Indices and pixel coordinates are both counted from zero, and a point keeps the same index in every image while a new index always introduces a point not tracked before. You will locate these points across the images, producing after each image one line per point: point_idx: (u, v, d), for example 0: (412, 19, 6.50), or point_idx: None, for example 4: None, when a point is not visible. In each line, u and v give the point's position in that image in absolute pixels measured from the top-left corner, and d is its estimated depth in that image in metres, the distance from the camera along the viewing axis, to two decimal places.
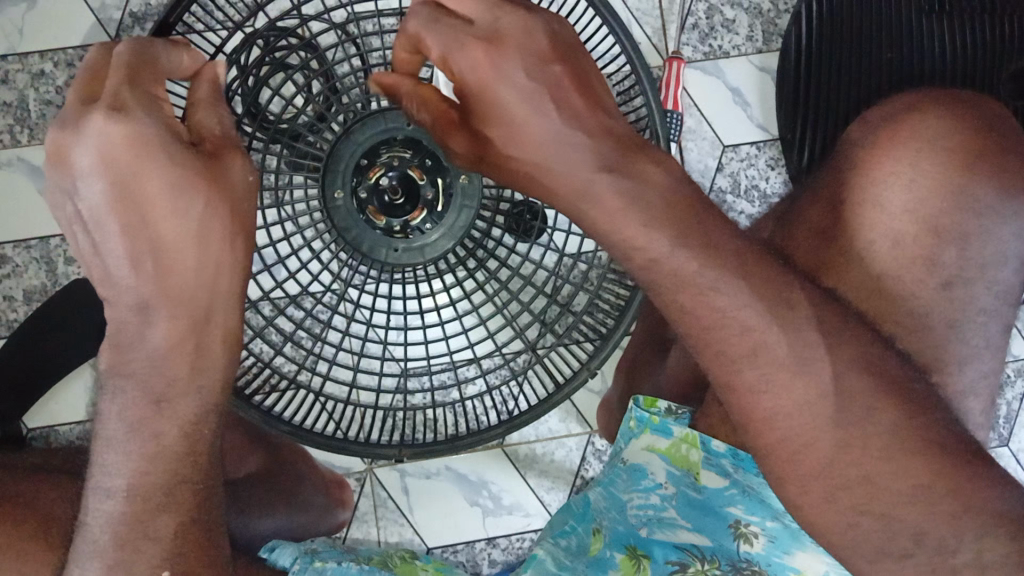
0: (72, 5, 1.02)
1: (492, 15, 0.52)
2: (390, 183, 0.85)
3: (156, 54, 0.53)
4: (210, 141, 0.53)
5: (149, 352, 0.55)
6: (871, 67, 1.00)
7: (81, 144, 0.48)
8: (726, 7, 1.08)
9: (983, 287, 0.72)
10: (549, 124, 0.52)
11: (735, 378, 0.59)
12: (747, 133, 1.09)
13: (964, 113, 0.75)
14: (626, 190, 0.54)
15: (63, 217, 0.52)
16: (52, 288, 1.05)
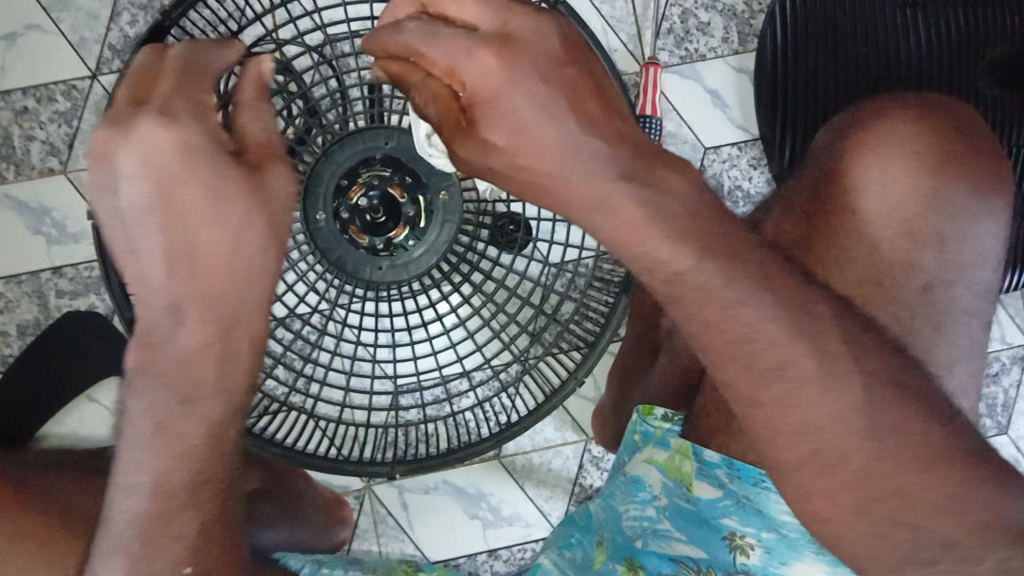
0: (51, 39, 1.02)
1: (500, 19, 0.50)
2: (371, 202, 0.85)
3: (205, 57, 0.54)
4: (253, 149, 0.53)
5: (175, 359, 0.53)
6: (850, 61, 0.99)
7: (127, 146, 0.48)
8: (701, 10, 1.09)
9: (963, 287, 0.73)
10: (569, 131, 0.49)
11: (762, 392, 0.56)
12: (727, 134, 1.11)
13: (930, 116, 0.76)
14: (649, 202, 0.51)
15: (102, 215, 0.51)
16: (46, 322, 1.04)
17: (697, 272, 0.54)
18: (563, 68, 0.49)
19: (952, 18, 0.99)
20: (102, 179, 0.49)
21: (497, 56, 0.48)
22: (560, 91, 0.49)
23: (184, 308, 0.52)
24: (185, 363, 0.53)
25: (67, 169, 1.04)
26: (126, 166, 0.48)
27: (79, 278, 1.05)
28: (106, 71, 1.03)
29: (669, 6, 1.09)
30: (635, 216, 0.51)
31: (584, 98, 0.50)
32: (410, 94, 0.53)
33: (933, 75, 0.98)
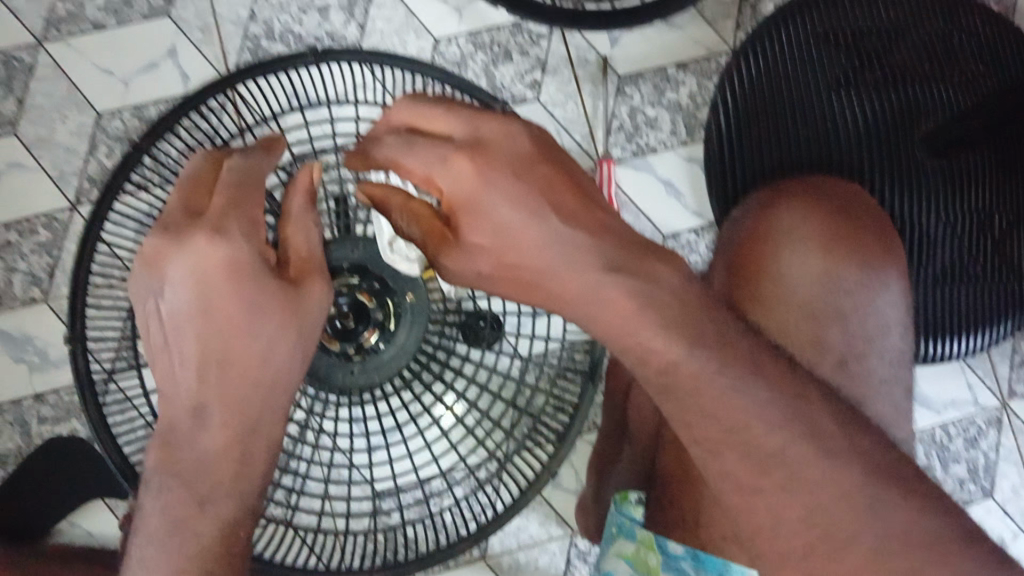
0: (34, 177, 1.09)
1: (472, 127, 0.59)
2: (340, 309, 0.85)
3: (259, 172, 0.64)
4: (294, 260, 0.63)
5: (197, 453, 0.60)
6: (790, 139, 1.04)
7: (174, 253, 0.58)
8: (648, 106, 1.17)
9: (875, 358, 0.78)
10: (550, 227, 0.57)
11: (767, 476, 0.60)
12: (684, 220, 1.16)
13: (815, 198, 0.81)
14: (637, 290, 0.58)
15: (141, 312, 0.61)
16: (27, 451, 1.05)
17: (686, 362, 0.59)
18: (536, 166, 0.59)
19: (885, 94, 1.04)
20: (150, 284, 0.59)
21: (472, 161, 0.57)
22: (540, 184, 0.58)
23: (207, 407, 0.59)
24: (206, 464, 0.60)
25: (49, 299, 1.07)
26: (172, 272, 0.58)
27: (61, 402, 1.06)
28: (86, 201, 1.09)
29: (618, 105, 1.17)
30: (626, 302, 0.57)
31: (561, 192, 0.59)
32: (390, 215, 0.61)
33: (873, 148, 1.02)
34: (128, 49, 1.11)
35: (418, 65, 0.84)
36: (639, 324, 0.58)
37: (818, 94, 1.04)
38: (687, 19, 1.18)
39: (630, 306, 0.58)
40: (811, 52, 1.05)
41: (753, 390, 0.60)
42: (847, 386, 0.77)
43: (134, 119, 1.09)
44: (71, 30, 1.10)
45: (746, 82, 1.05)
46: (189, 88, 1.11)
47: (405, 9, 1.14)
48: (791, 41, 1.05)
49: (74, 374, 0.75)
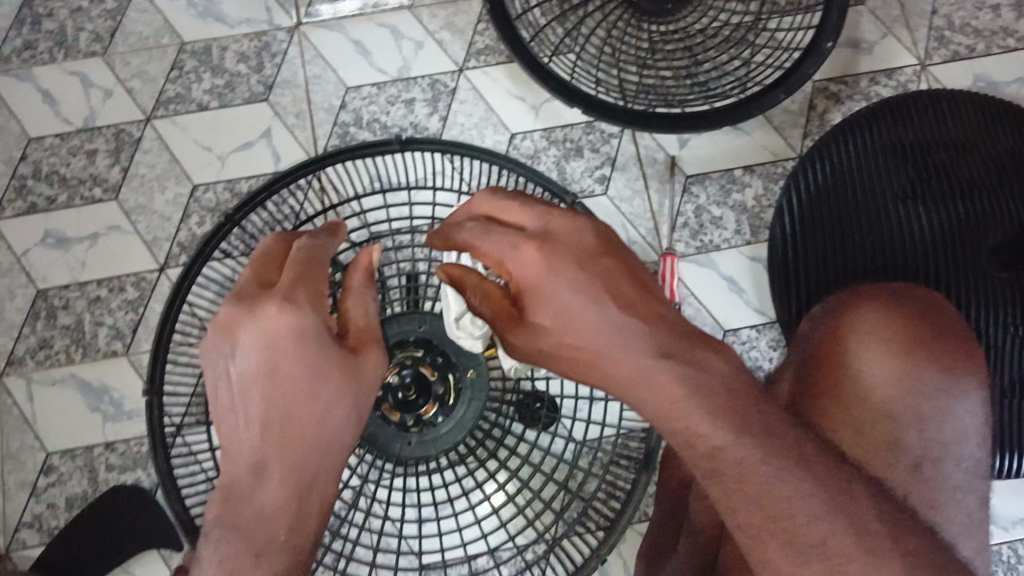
0: (129, 239, 1.16)
1: (544, 220, 0.63)
2: (403, 380, 0.87)
3: (323, 252, 0.68)
4: (353, 331, 0.67)
5: (257, 511, 0.60)
6: (857, 244, 1.04)
7: (246, 321, 0.62)
8: (713, 206, 1.19)
9: (952, 464, 0.75)
10: (611, 314, 0.58)
11: (811, 572, 0.59)
12: (746, 317, 1.16)
13: (897, 299, 0.82)
14: (691, 379, 0.57)
15: (211, 376, 0.64)
16: (93, 497, 1.09)
17: (734, 450, 0.58)
18: (603, 260, 0.60)
19: (953, 206, 1.03)
20: (220, 348, 0.62)
21: (540, 249, 0.60)
22: (604, 275, 0.59)
23: (267, 467, 0.61)
24: (265, 519, 0.60)
25: (128, 353, 1.13)
26: (242, 338, 0.62)
27: (129, 452, 1.10)
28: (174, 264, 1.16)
29: (684, 203, 1.19)
30: (674, 390, 0.57)
31: (624, 281, 0.60)
32: (464, 295, 0.66)
33: (941, 259, 1.01)
34: (226, 129, 1.19)
35: (495, 156, 0.88)
36: (694, 411, 0.57)
37: (884, 204, 1.05)
38: (757, 126, 1.21)
39: (693, 397, 0.57)
40: (877, 160, 1.07)
41: (796, 481, 0.60)
42: (914, 489, 0.75)
43: (226, 192, 1.17)
44: (178, 109, 1.20)
45: (812, 187, 1.07)
46: (278, 167, 1.18)
47: (485, 105, 1.21)
48: (858, 149, 1.07)
49: (147, 424, 0.79)
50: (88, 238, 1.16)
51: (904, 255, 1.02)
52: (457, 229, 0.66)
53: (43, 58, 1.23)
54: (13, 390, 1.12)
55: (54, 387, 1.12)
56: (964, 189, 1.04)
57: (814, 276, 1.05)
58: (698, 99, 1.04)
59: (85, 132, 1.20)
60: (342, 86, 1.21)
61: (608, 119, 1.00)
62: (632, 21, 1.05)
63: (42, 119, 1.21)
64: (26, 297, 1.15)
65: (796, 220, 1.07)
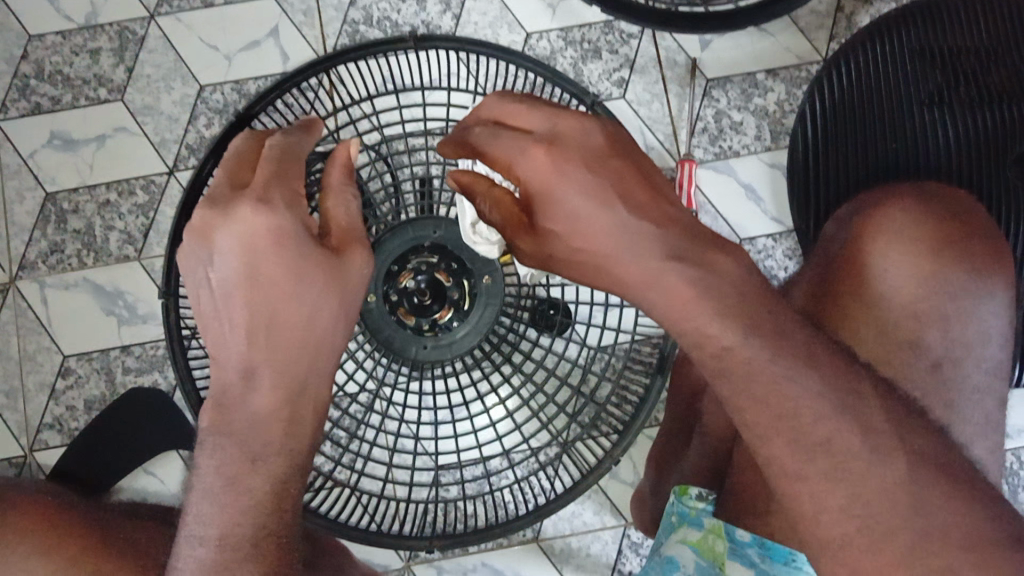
0: (136, 141, 1.17)
1: (550, 122, 0.60)
2: (418, 286, 0.88)
3: (298, 149, 0.64)
4: (335, 230, 0.62)
5: (249, 414, 0.61)
6: (877, 154, 1.02)
7: (219, 222, 0.58)
8: (733, 110, 1.18)
9: (971, 364, 0.79)
10: (620, 215, 0.58)
11: (808, 466, 0.61)
12: (764, 225, 1.17)
13: (927, 201, 0.83)
14: (701, 281, 0.58)
15: (191, 282, 0.61)
16: (111, 397, 1.15)
17: (735, 347, 0.60)
18: (606, 159, 0.59)
19: (982, 110, 1.01)
20: (198, 253, 0.59)
21: (548, 152, 0.57)
22: (603, 174, 0.58)
23: (257, 371, 0.60)
24: (257, 422, 0.62)
25: (142, 257, 1.16)
26: (218, 241, 0.58)
27: (145, 355, 1.15)
28: (183, 167, 1.17)
29: (703, 108, 1.18)
30: (685, 291, 0.58)
31: (622, 176, 0.59)
32: (473, 203, 0.62)
33: (967, 165, 1.00)
34: (233, 26, 1.18)
35: (510, 52, 0.85)
36: (698, 310, 0.59)
37: (911, 109, 1.02)
38: (780, 27, 1.18)
39: (694, 290, 0.58)
40: (905, 64, 1.03)
41: (798, 377, 0.61)
42: (931, 390, 0.79)
43: (234, 94, 1.17)
44: (182, 4, 1.18)
45: (835, 93, 1.04)
46: (287, 68, 1.17)
47: (501, 3, 1.18)
48: (886, 51, 1.03)
49: (165, 327, 0.81)
50: (94, 141, 1.17)
51: (928, 162, 1.01)
52: (465, 132, 0.63)
53: None
54: (27, 293, 1.16)
55: (69, 291, 1.16)
56: (995, 93, 1.01)
57: (836, 183, 1.04)
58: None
59: (88, 30, 1.18)
60: None
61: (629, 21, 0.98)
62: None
63: (42, 16, 1.18)
64: (36, 200, 1.17)
65: (819, 126, 1.04)
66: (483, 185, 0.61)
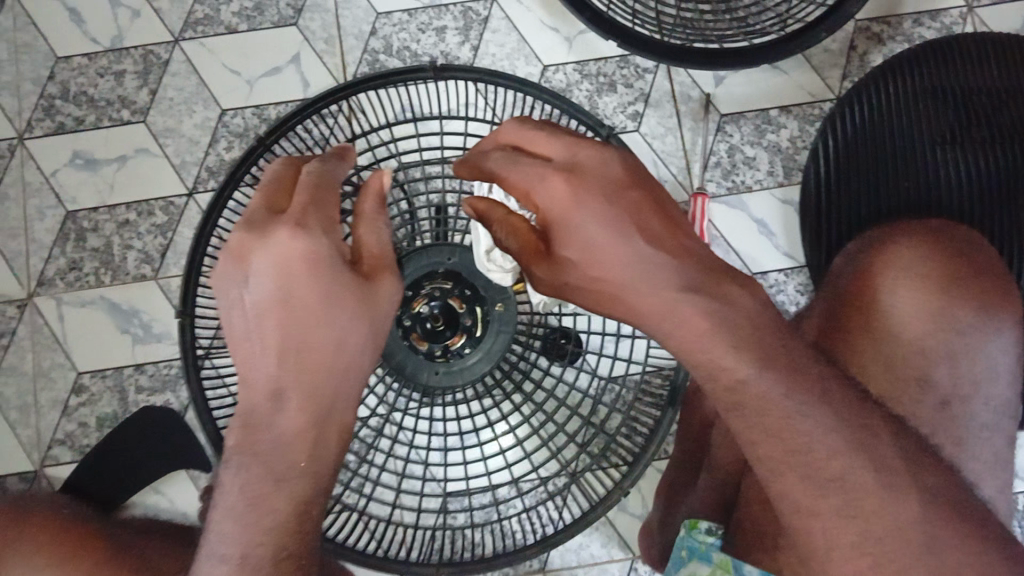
0: (157, 162, 1.19)
1: (569, 152, 0.61)
2: (432, 312, 0.89)
3: (332, 177, 0.66)
4: (368, 257, 0.65)
5: (276, 436, 0.62)
6: (890, 190, 1.03)
7: (258, 245, 0.60)
8: (746, 146, 1.19)
9: (980, 403, 0.79)
10: (641, 248, 0.57)
11: (822, 503, 0.61)
12: (776, 261, 1.17)
13: (936, 238, 0.83)
14: (715, 311, 0.57)
15: (225, 303, 0.62)
16: (123, 414, 1.15)
17: (750, 382, 0.59)
18: (627, 190, 0.59)
19: (994, 149, 1.02)
20: (233, 275, 0.61)
21: (568, 182, 0.58)
22: (626, 204, 0.58)
23: (285, 393, 0.61)
24: (285, 446, 0.62)
25: (158, 276, 1.17)
26: (255, 264, 0.60)
27: (158, 374, 1.16)
28: (202, 188, 1.19)
29: (716, 142, 1.19)
30: (700, 323, 0.57)
31: (643, 206, 0.59)
32: (489, 228, 0.63)
33: (977, 203, 1.00)
34: (255, 53, 1.20)
35: (528, 84, 0.87)
36: (716, 347, 0.58)
37: (922, 147, 1.03)
38: (794, 64, 1.19)
39: (704, 319, 0.57)
40: (915, 103, 1.04)
41: (812, 415, 0.60)
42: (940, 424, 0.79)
43: (255, 119, 1.19)
44: (206, 31, 1.20)
45: (846, 131, 1.06)
46: (307, 94, 1.19)
47: (518, 36, 1.20)
48: (897, 91, 1.05)
49: (180, 344, 0.82)
50: (116, 161, 1.20)
51: (939, 199, 1.02)
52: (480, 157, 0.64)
53: None
54: (44, 309, 1.17)
55: (86, 308, 1.17)
56: (1006, 134, 1.02)
57: (844, 219, 1.04)
58: (738, 35, 1.03)
59: (113, 52, 1.21)
60: (373, 11, 1.20)
61: (644, 54, 1.00)
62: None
63: (71, 39, 1.21)
64: (56, 218, 1.19)
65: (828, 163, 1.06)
66: (502, 211, 0.62)
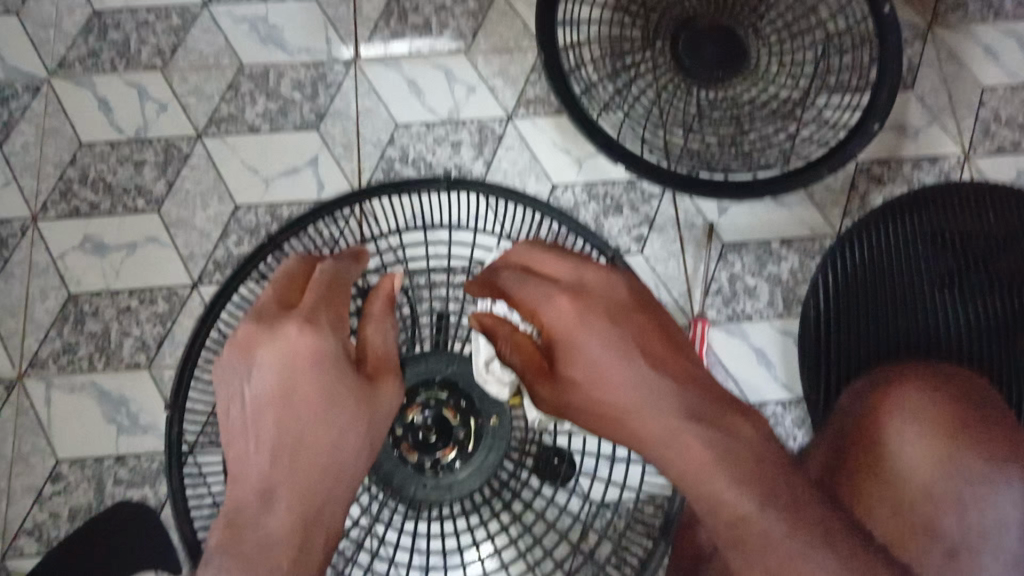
0: (165, 252, 1.21)
1: (578, 273, 0.66)
2: (425, 421, 0.88)
3: (343, 280, 0.72)
4: (371, 356, 0.70)
5: (262, 534, 0.57)
6: (888, 329, 1.08)
7: (265, 336, 0.64)
8: (747, 275, 1.22)
9: (989, 556, 0.79)
10: (637, 369, 0.60)
11: None
12: (773, 391, 1.18)
13: (943, 384, 0.88)
14: (716, 440, 0.56)
15: (224, 396, 0.64)
16: (97, 507, 1.14)
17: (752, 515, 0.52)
18: (625, 314, 0.63)
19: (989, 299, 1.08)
20: (238, 368, 0.64)
21: (573, 300, 0.63)
22: (612, 323, 0.62)
23: (274, 492, 0.59)
24: (268, 543, 0.57)
25: (152, 366, 1.18)
26: (260, 352, 0.63)
27: (138, 468, 1.15)
28: (207, 281, 1.21)
29: (718, 270, 1.22)
30: (704, 453, 0.55)
31: (634, 327, 0.63)
32: (496, 345, 0.69)
33: (970, 349, 1.06)
34: (274, 152, 1.24)
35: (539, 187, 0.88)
36: (710, 476, 0.54)
37: (923, 291, 1.09)
38: (796, 200, 1.23)
39: (692, 440, 0.56)
40: (914, 247, 1.11)
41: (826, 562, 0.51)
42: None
43: (267, 216, 1.21)
44: (229, 129, 1.24)
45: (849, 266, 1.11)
46: (321, 196, 1.23)
47: (530, 154, 1.25)
48: (897, 233, 1.12)
49: (166, 439, 0.81)
50: (125, 246, 1.21)
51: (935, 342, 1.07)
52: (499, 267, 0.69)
53: (104, 69, 1.26)
54: (32, 391, 1.17)
55: (75, 393, 1.17)
56: (1002, 284, 1.08)
57: (847, 353, 1.08)
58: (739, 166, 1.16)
59: (136, 142, 1.24)
60: (392, 122, 1.25)
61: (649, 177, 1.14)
62: (681, 86, 1.19)
63: (96, 127, 1.24)
64: (58, 299, 1.20)
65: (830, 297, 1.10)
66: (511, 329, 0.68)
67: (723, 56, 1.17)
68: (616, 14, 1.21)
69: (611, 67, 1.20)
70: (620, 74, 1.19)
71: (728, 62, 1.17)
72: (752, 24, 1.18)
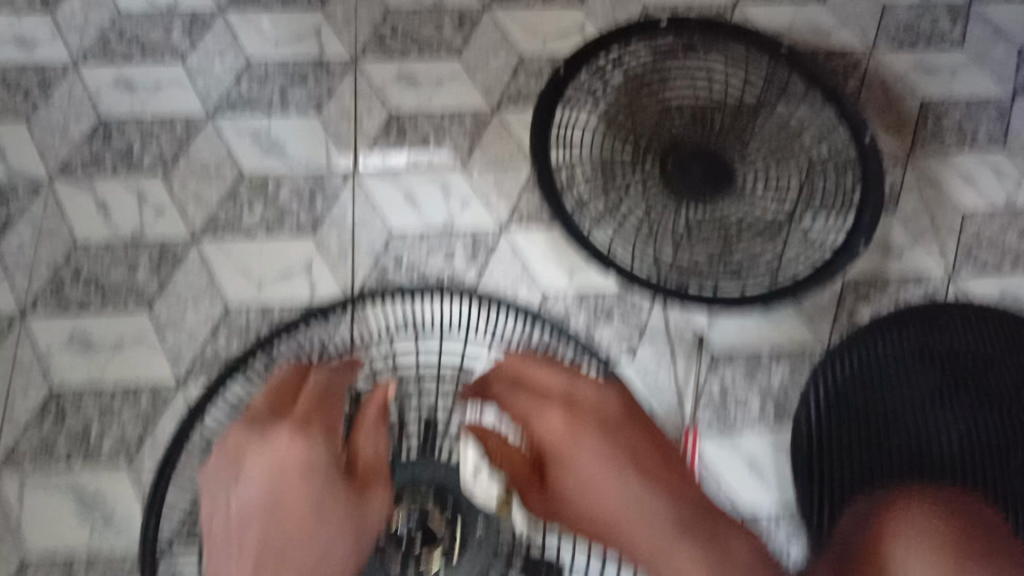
0: (151, 351, 1.20)
1: (569, 384, 0.67)
2: (410, 530, 0.82)
3: (334, 388, 0.72)
4: (360, 464, 0.66)
5: None
6: (884, 452, 1.06)
7: (250, 447, 0.62)
8: (738, 389, 1.23)
9: None
10: (620, 487, 0.57)
11: None
12: (763, 505, 1.18)
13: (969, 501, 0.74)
14: (703, 561, 0.53)
15: (210, 509, 0.61)
16: None
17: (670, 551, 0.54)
18: (582, 410, 0.63)
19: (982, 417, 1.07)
20: (226, 479, 0.61)
21: (564, 416, 0.62)
22: (571, 418, 0.62)
23: None
24: None
25: (131, 467, 1.15)
26: (245, 463, 0.61)
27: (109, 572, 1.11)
28: (193, 382, 1.20)
29: (708, 383, 1.24)
30: (689, 572, 0.53)
31: (590, 416, 0.62)
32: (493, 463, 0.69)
33: (966, 468, 1.03)
34: (271, 257, 1.26)
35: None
36: None
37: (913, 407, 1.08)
38: (783, 316, 1.27)
39: (646, 517, 0.56)
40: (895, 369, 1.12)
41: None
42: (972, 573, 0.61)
43: (259, 319, 1.22)
44: (227, 234, 1.26)
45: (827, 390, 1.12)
46: (315, 301, 1.24)
47: (522, 266, 1.28)
48: (877, 363, 1.13)
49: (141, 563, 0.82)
50: (112, 344, 1.20)
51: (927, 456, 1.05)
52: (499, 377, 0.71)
53: (106, 172, 1.28)
54: (4, 489, 1.13)
55: (48, 492, 1.13)
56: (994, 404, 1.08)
57: (838, 468, 1.06)
58: (732, 284, 1.13)
59: (131, 244, 1.25)
60: (387, 232, 1.28)
61: (640, 284, 1.14)
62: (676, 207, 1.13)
63: (92, 227, 1.25)
64: (39, 396, 1.17)
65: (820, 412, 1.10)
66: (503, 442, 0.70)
67: (710, 175, 1.12)
68: (609, 133, 1.20)
69: (601, 188, 1.18)
70: (608, 193, 1.17)
71: (716, 177, 1.12)
72: (739, 149, 1.14)
